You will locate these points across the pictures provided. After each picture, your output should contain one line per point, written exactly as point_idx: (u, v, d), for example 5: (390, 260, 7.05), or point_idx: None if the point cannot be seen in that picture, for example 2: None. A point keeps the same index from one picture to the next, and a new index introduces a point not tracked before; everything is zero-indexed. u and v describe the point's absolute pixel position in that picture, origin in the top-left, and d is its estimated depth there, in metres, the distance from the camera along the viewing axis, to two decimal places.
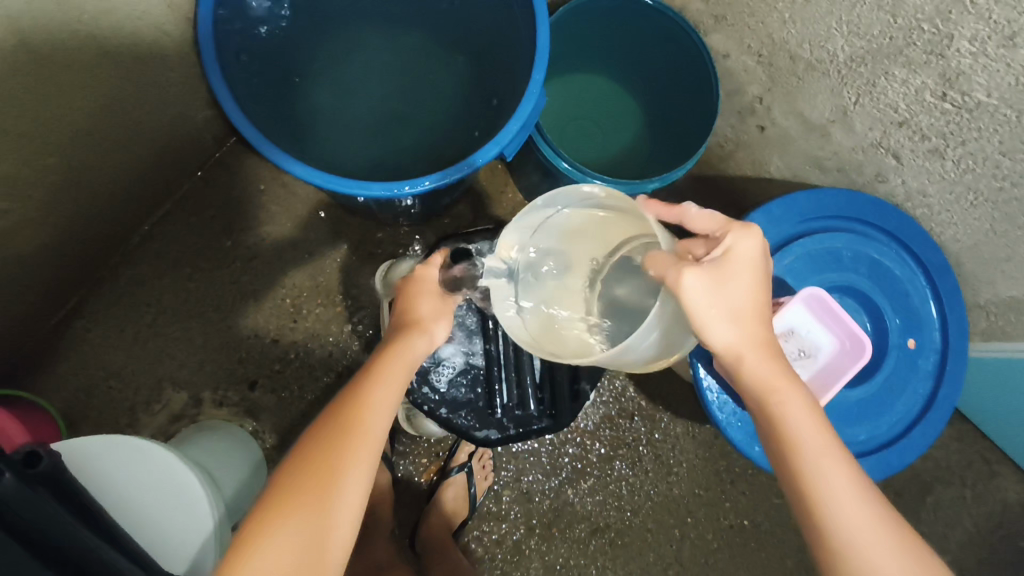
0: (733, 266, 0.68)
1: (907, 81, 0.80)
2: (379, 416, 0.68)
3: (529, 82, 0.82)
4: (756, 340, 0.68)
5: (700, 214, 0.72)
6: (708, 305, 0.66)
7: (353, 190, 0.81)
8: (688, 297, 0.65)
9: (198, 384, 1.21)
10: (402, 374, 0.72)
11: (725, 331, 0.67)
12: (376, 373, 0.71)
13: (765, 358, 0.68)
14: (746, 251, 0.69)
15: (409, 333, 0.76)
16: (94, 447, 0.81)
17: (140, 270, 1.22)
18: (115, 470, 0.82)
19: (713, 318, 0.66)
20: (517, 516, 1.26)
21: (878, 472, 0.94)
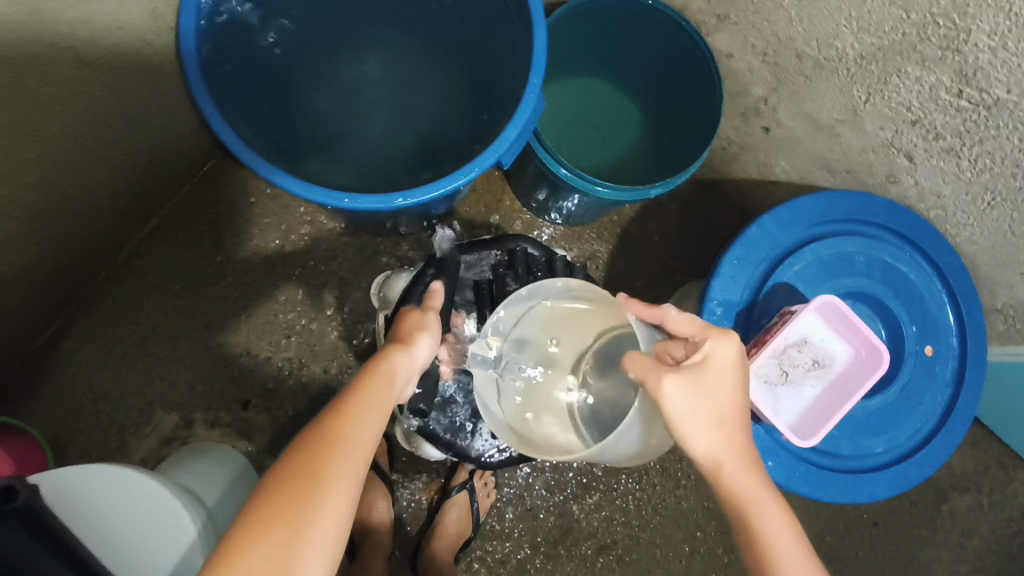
0: (713, 372, 0.67)
1: (920, 78, 0.77)
2: (361, 436, 0.62)
3: (526, 88, 0.78)
4: (733, 448, 0.68)
5: (679, 316, 0.71)
6: (687, 414, 0.66)
7: (344, 203, 0.77)
8: (669, 404, 0.65)
9: (190, 404, 1.17)
10: (388, 393, 0.65)
11: (706, 439, 0.67)
12: (357, 392, 0.64)
13: (742, 464, 0.68)
14: (724, 355, 0.68)
15: (396, 349, 0.69)
16: (77, 478, 0.77)
17: (127, 287, 1.18)
18: (100, 501, 0.78)
19: (693, 425, 0.66)
20: (521, 534, 1.21)
21: (897, 485, 0.90)
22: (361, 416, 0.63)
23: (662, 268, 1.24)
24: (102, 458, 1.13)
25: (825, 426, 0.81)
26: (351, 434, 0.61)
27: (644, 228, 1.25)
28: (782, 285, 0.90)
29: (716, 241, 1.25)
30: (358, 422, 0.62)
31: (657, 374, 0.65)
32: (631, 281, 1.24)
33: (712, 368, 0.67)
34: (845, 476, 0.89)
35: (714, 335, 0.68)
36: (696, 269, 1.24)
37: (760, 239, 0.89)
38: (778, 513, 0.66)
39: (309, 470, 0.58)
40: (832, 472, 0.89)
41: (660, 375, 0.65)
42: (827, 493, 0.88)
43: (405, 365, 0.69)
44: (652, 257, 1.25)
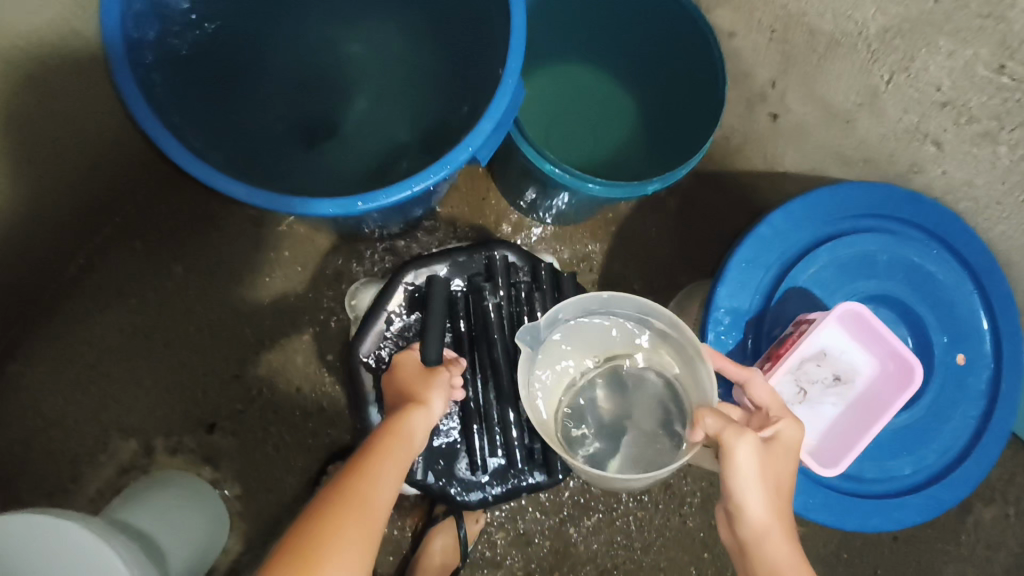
0: (786, 451, 0.62)
1: (954, 53, 0.68)
2: (384, 499, 0.60)
3: (504, 73, 0.69)
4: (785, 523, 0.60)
5: (764, 384, 0.69)
6: (755, 478, 0.59)
7: (297, 209, 0.67)
8: (740, 462, 0.59)
9: (150, 429, 1.07)
10: (407, 454, 0.65)
11: (758, 505, 0.60)
12: (382, 451, 0.63)
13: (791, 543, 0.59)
14: (795, 439, 0.63)
15: (415, 407, 0.69)
16: (19, 524, 0.68)
17: (78, 303, 1.08)
18: (26, 554, 0.68)
19: (754, 492, 0.59)
20: (514, 561, 1.12)
21: (927, 511, 0.81)
22: (384, 475, 0.62)
23: (661, 269, 1.15)
24: (53, 491, 1.04)
25: (848, 455, 0.72)
26: (371, 491, 0.59)
27: (641, 227, 1.15)
28: (796, 290, 0.80)
29: (719, 239, 1.15)
30: (379, 480, 0.61)
31: (741, 433, 0.59)
32: (628, 284, 1.15)
33: (785, 447, 0.62)
34: (869, 502, 0.80)
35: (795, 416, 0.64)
36: (698, 270, 1.15)
37: (771, 239, 0.80)
38: None
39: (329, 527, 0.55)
40: (854, 497, 0.80)
41: (739, 435, 0.59)
42: (849, 521, 0.79)
43: (422, 428, 0.68)
44: (650, 258, 1.15)
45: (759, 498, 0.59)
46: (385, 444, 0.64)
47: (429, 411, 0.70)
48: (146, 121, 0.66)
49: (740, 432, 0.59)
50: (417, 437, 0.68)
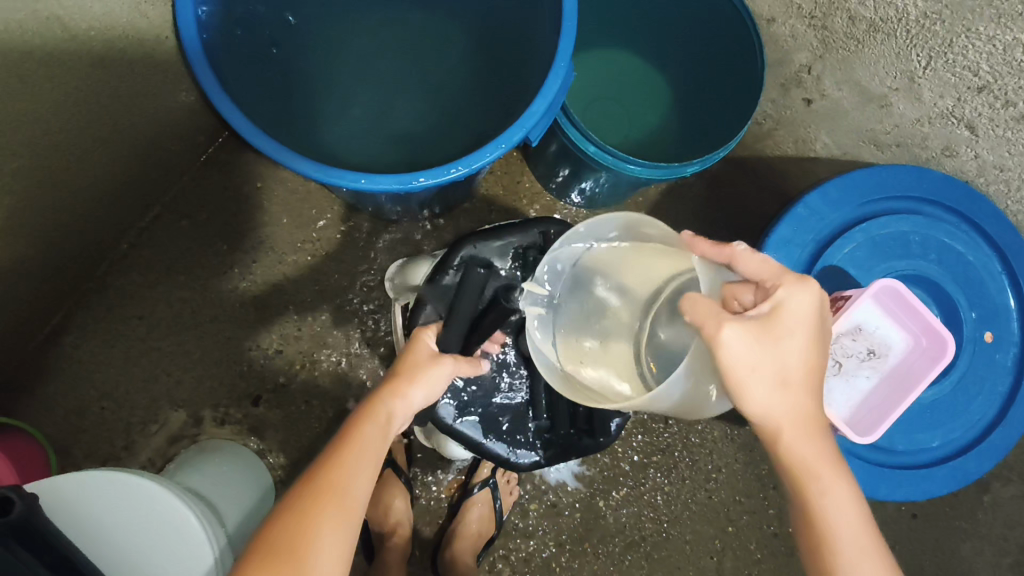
0: (783, 326, 0.60)
1: (994, 37, 0.72)
2: (360, 485, 0.62)
3: (556, 56, 0.72)
4: (793, 412, 0.61)
5: (750, 256, 0.62)
6: (743, 367, 0.58)
7: (360, 184, 0.70)
8: (728, 355, 0.58)
9: (198, 401, 1.12)
10: (381, 441, 0.66)
11: (762, 398, 0.60)
12: (354, 437, 0.64)
13: (807, 437, 0.62)
14: (800, 306, 0.60)
15: (391, 395, 0.69)
16: (112, 474, 0.73)
17: (129, 280, 1.12)
18: (111, 508, 0.73)
19: (752, 384, 0.59)
20: (546, 532, 1.16)
21: (954, 481, 0.85)
22: (360, 463, 0.63)
23: None
24: (107, 458, 1.08)
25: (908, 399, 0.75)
26: (348, 483, 0.61)
27: (670, 210, 1.19)
28: (831, 268, 0.83)
29: (747, 223, 1.18)
30: (357, 470, 0.63)
31: (718, 321, 0.58)
32: None
33: (782, 321, 0.59)
34: (898, 473, 0.84)
35: (788, 283, 0.60)
36: None
37: (806, 218, 0.82)
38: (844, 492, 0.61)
39: (307, 513, 0.58)
40: (885, 468, 0.84)
41: (717, 326, 0.58)
42: (880, 491, 0.83)
43: (406, 410, 0.69)
44: None
45: (759, 390, 0.60)
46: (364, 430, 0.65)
47: (407, 403, 0.69)
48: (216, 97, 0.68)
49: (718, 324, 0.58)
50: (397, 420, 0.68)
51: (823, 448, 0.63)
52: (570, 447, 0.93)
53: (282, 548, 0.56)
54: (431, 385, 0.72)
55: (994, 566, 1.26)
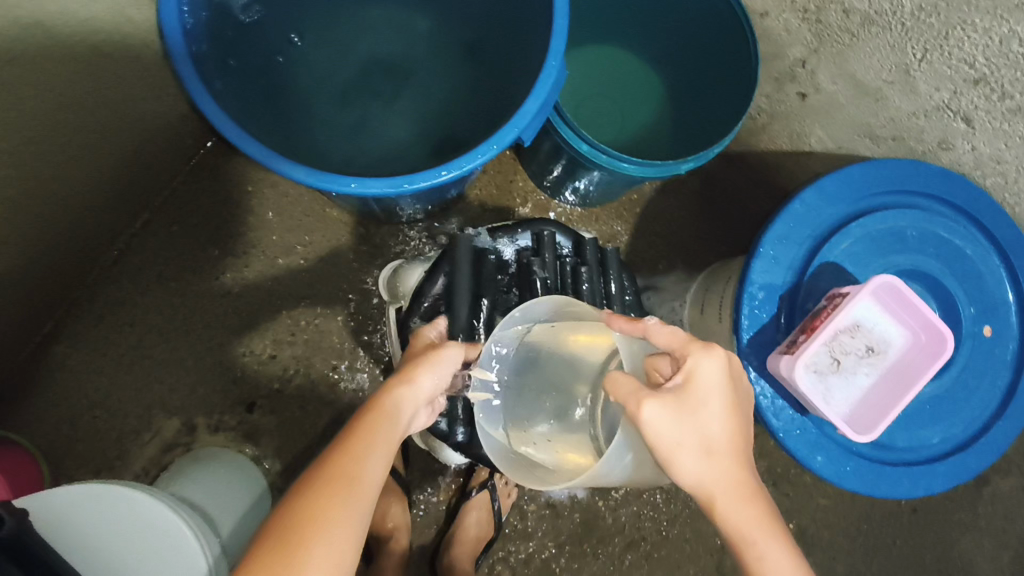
0: (699, 393, 0.61)
1: (989, 29, 0.71)
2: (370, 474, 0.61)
3: (547, 54, 0.71)
4: (723, 478, 0.62)
5: (661, 329, 0.64)
6: (667, 441, 0.60)
7: (349, 188, 0.69)
8: (650, 431, 0.59)
9: (192, 408, 1.10)
10: (391, 430, 0.64)
11: (693, 469, 0.61)
12: (362, 427, 0.63)
13: (741, 501, 0.62)
14: (709, 374, 0.62)
15: (399, 384, 0.67)
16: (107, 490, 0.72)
17: (120, 287, 1.10)
18: (108, 528, 0.71)
19: (679, 457, 0.61)
20: (545, 533, 1.16)
21: (954, 477, 0.84)
22: (369, 453, 0.62)
23: (685, 248, 1.17)
24: (100, 468, 1.07)
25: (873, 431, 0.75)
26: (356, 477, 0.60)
27: (664, 207, 1.18)
28: (828, 265, 0.82)
29: (743, 219, 1.17)
30: (364, 463, 0.61)
31: (635, 398, 0.59)
32: (653, 264, 1.17)
33: (696, 390, 0.61)
34: (898, 470, 0.83)
35: (694, 352, 0.62)
36: (721, 249, 1.17)
37: (803, 214, 0.82)
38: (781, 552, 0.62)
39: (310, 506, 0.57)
40: (885, 465, 0.83)
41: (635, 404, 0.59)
42: (881, 489, 0.83)
43: (417, 397, 0.67)
44: (674, 238, 1.17)
45: (684, 460, 0.61)
46: (372, 422, 0.63)
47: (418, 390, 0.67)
48: (202, 102, 0.67)
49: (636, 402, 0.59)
50: (406, 409, 0.66)
51: (759, 509, 0.63)
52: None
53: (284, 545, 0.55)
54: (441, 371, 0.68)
55: (994, 558, 1.26)
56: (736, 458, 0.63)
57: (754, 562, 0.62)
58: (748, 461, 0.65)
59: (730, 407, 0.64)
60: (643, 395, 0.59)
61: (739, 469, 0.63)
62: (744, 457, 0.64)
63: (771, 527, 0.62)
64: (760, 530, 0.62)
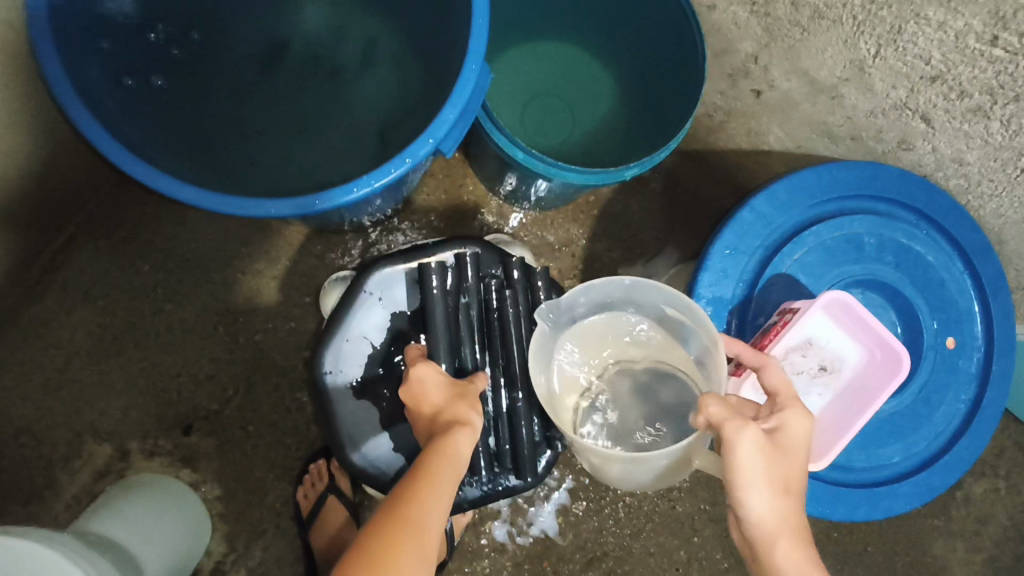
0: (792, 446, 0.59)
1: (944, 23, 0.65)
2: (434, 523, 0.60)
3: (466, 58, 0.65)
4: (793, 527, 0.57)
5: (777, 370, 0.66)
6: (754, 467, 0.56)
7: (248, 211, 0.64)
8: (739, 455, 0.55)
9: (125, 433, 1.05)
10: (453, 480, 0.64)
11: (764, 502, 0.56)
12: (430, 476, 0.62)
13: (802, 557, 0.56)
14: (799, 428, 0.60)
15: (461, 428, 0.67)
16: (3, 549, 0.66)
17: (44, 307, 1.04)
18: None
19: (757, 486, 0.56)
20: (503, 552, 1.11)
21: (919, 498, 0.80)
22: (434, 499, 0.61)
23: (644, 252, 1.12)
24: (29, 498, 1.01)
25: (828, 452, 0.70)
26: (422, 516, 0.59)
27: (622, 209, 1.12)
28: (781, 277, 0.77)
29: (703, 221, 1.12)
30: (427, 507, 0.60)
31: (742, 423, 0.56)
32: (610, 270, 1.12)
33: (788, 438, 0.59)
34: (859, 491, 0.79)
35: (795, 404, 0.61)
36: (682, 252, 1.12)
37: (754, 224, 0.76)
38: None
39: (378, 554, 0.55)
40: (843, 487, 0.79)
41: (740, 429, 0.55)
42: (839, 511, 0.78)
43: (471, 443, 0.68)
44: (633, 241, 1.12)
45: (771, 493, 0.56)
46: (438, 468, 0.63)
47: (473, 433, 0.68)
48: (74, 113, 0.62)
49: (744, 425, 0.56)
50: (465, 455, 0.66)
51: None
52: (496, 490, 0.88)
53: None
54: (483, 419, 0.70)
55: (967, 562, 1.22)
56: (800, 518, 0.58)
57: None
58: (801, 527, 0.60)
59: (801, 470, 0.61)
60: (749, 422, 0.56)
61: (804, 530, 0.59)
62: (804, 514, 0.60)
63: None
64: None
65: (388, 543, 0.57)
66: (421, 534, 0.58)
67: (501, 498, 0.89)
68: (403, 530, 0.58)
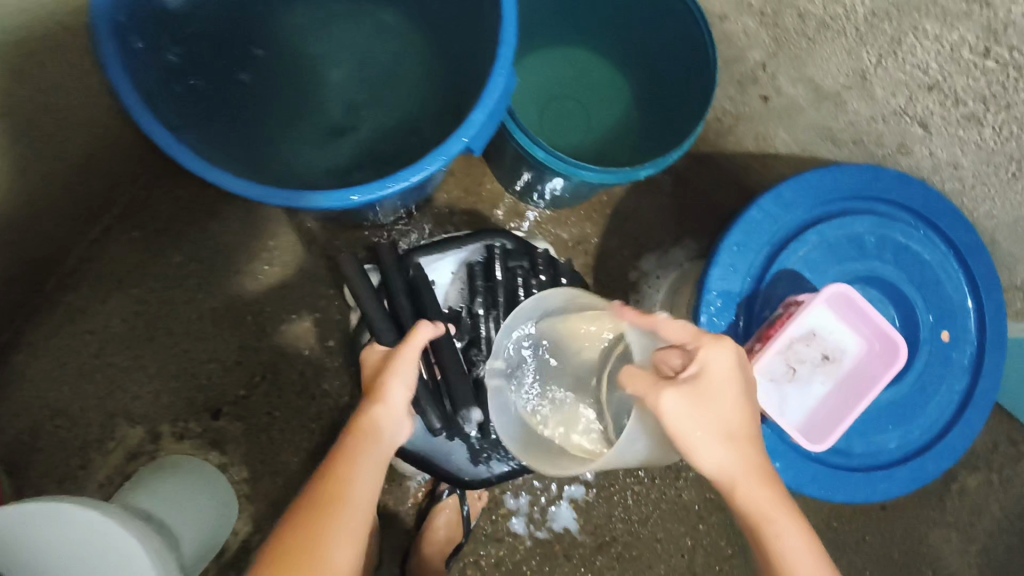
0: (711, 384, 0.66)
1: (940, 36, 0.70)
2: (358, 492, 0.66)
3: (496, 61, 0.70)
4: (741, 458, 0.67)
5: (671, 322, 0.68)
6: (686, 426, 0.64)
7: (289, 202, 0.68)
8: (670, 420, 0.64)
9: (156, 417, 1.09)
10: (372, 451, 0.69)
11: (711, 452, 0.66)
12: (343, 454, 0.68)
13: (755, 480, 0.67)
14: (720, 361, 0.66)
15: (370, 404, 0.71)
16: (69, 515, 0.71)
17: (80, 295, 1.09)
18: (61, 549, 0.71)
19: (698, 441, 0.65)
20: (516, 535, 1.16)
21: (914, 481, 0.85)
22: (353, 472, 0.67)
23: (655, 250, 1.17)
24: (64, 478, 1.06)
25: (834, 435, 0.74)
26: (348, 494, 0.66)
27: (633, 209, 1.17)
28: (786, 272, 0.82)
29: (711, 221, 1.17)
30: (354, 482, 0.66)
31: (657, 392, 0.64)
32: (622, 266, 1.16)
33: (709, 378, 0.66)
34: (858, 475, 0.84)
35: (706, 345, 0.66)
36: (691, 250, 1.17)
37: (760, 222, 0.81)
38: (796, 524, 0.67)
39: (301, 534, 0.62)
40: (844, 471, 0.84)
41: (660, 396, 0.64)
42: (839, 494, 0.83)
43: (389, 413, 0.71)
44: (643, 239, 1.17)
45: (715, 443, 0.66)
46: (352, 446, 0.69)
47: (390, 404, 0.71)
48: (127, 99, 0.66)
49: (660, 394, 0.64)
50: (385, 427, 0.70)
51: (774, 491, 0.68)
52: (521, 466, 0.94)
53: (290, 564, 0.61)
54: (411, 380, 0.72)
55: (962, 553, 1.27)
56: (752, 442, 0.68)
57: (771, 545, 0.66)
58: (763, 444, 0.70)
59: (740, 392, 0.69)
60: (665, 387, 0.64)
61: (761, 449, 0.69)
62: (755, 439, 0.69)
63: (786, 502, 0.68)
64: (777, 506, 0.67)
65: (319, 521, 0.63)
66: (348, 511, 0.65)
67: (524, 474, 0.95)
68: (330, 509, 0.64)
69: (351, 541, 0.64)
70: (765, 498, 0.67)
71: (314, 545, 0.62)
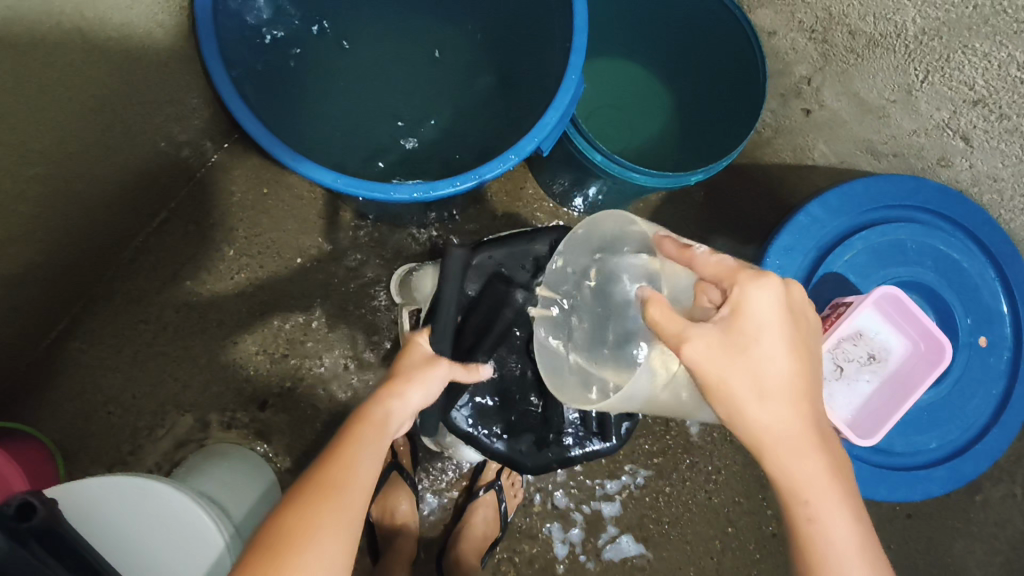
0: (750, 327, 0.58)
1: (988, 54, 0.74)
2: (361, 484, 0.60)
3: (568, 68, 0.74)
4: (787, 418, 0.59)
5: (707, 256, 0.63)
6: (714, 372, 0.58)
7: (374, 193, 0.74)
8: (693, 367, 0.59)
9: (205, 406, 1.12)
10: (381, 440, 0.64)
11: (747, 410, 0.59)
12: (352, 439, 0.62)
13: (805, 453, 0.59)
14: (760, 302, 0.59)
15: (388, 394, 0.67)
16: (144, 483, 0.75)
17: (136, 285, 1.12)
18: (122, 514, 0.74)
19: (730, 391, 0.59)
20: (549, 533, 1.18)
21: (951, 481, 0.88)
22: (361, 460, 0.61)
23: None
24: (114, 463, 1.08)
25: (878, 433, 0.78)
26: (350, 483, 0.59)
27: (670, 216, 1.21)
28: (831, 275, 0.86)
29: (746, 229, 1.20)
30: (357, 472, 0.60)
31: (677, 337, 0.58)
32: None
33: (746, 323, 0.58)
34: (896, 474, 0.87)
35: (744, 282, 0.59)
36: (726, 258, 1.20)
37: (807, 226, 0.85)
38: (842, 509, 0.58)
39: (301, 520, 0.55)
40: (884, 469, 0.86)
41: (684, 338, 0.58)
42: (879, 492, 0.86)
43: (402, 408, 0.67)
44: None
45: (754, 403, 0.58)
46: (363, 431, 0.63)
47: (405, 400, 0.68)
48: (230, 99, 0.76)
49: (683, 334, 0.58)
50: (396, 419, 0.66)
51: (826, 468, 0.59)
52: (579, 452, 0.96)
53: (277, 550, 0.53)
54: (429, 388, 0.70)
55: (984, 564, 1.29)
56: (799, 402, 0.59)
57: (807, 528, 0.58)
58: (822, 408, 0.61)
59: (791, 341, 0.60)
60: (687, 332, 0.58)
61: (813, 412, 0.60)
62: (812, 401, 0.60)
63: (836, 484, 0.59)
64: (825, 484, 0.58)
65: (312, 507, 0.56)
66: (352, 501, 0.58)
67: (576, 464, 0.96)
68: (328, 493, 0.57)
69: (345, 536, 0.56)
70: (808, 473, 0.59)
71: (309, 532, 0.54)
